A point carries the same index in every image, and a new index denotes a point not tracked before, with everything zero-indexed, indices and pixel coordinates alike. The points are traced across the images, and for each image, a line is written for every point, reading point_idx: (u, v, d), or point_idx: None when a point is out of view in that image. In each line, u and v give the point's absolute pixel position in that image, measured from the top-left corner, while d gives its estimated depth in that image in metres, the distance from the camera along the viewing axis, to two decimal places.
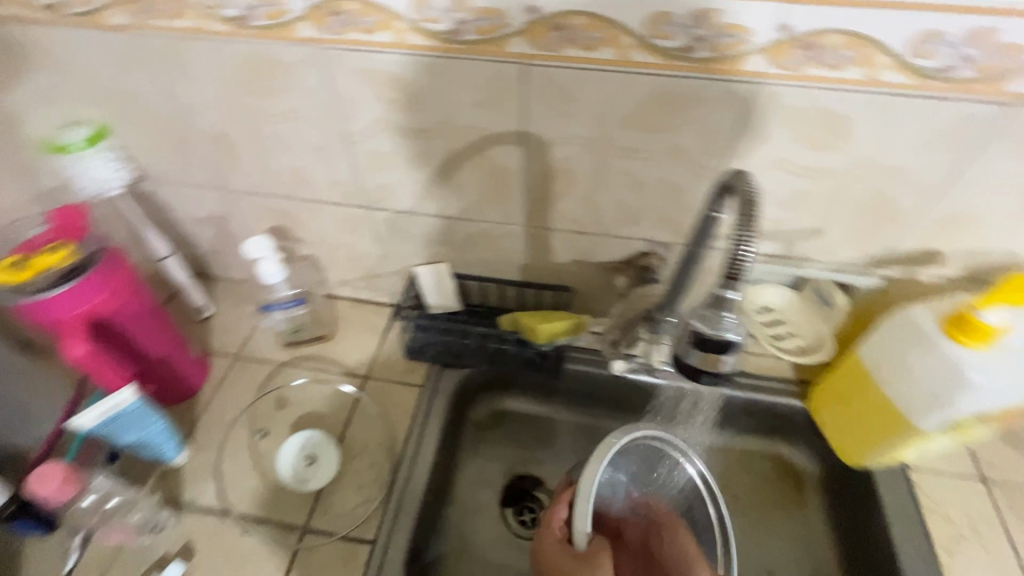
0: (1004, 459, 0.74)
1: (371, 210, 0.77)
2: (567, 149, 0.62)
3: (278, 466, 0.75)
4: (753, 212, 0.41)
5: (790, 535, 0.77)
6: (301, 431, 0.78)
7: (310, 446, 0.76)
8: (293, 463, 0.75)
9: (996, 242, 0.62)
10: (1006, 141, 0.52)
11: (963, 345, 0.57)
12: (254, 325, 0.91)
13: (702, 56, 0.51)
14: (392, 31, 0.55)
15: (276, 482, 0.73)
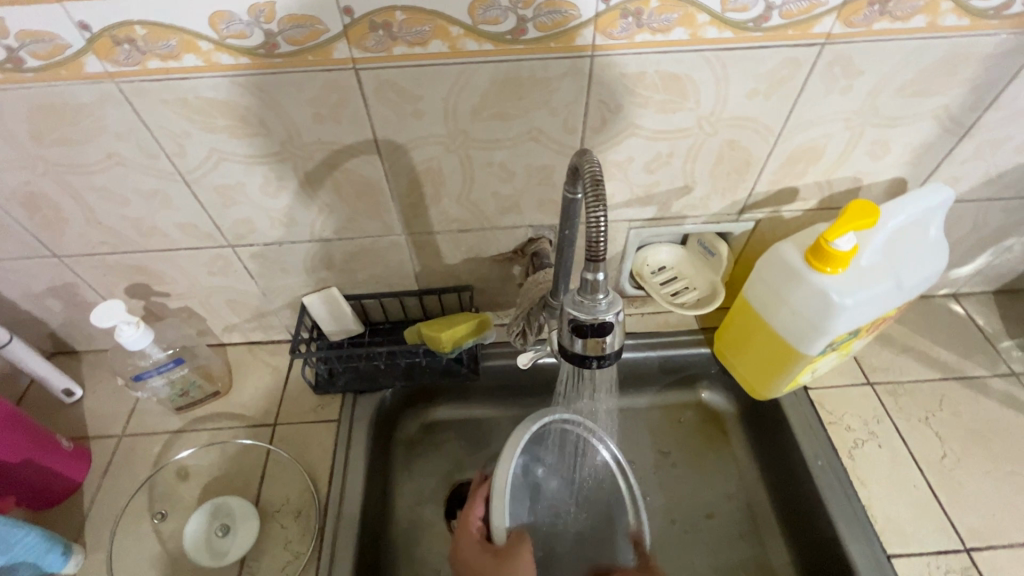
0: (883, 360, 0.82)
1: (236, 248, 0.70)
2: (427, 149, 0.60)
3: (188, 543, 0.67)
4: (600, 187, 0.40)
5: (724, 473, 0.80)
6: (213, 498, 0.70)
7: (223, 514, 0.69)
8: (205, 537, 0.67)
9: (840, 171, 0.66)
10: (826, 78, 0.55)
11: (828, 274, 0.60)
12: (134, 397, 0.81)
13: (533, 36, 0.50)
14: (197, 53, 0.49)
15: (189, 563, 0.66)
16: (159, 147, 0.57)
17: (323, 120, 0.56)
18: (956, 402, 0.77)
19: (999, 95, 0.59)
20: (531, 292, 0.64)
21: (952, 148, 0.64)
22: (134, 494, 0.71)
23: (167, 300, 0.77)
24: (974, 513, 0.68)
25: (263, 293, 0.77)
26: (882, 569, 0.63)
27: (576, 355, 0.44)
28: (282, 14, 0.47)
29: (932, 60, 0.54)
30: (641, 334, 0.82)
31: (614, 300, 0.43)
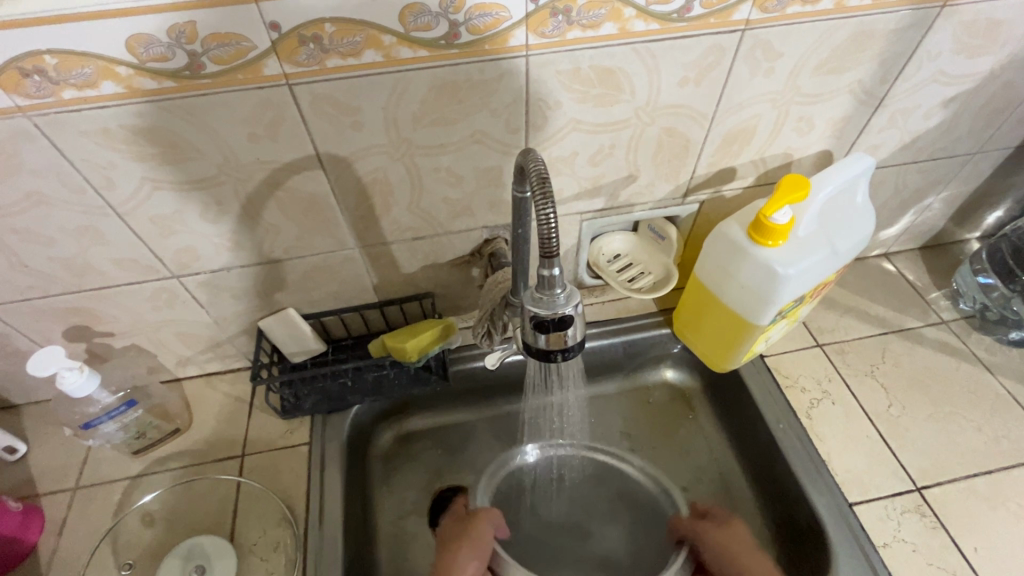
0: (829, 322, 0.87)
1: (181, 278, 0.67)
2: (372, 160, 0.59)
3: None
4: (546, 184, 0.41)
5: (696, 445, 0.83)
6: (187, 539, 0.67)
7: (196, 555, 0.66)
8: None
9: (771, 149, 0.70)
10: (749, 61, 0.58)
11: (770, 247, 0.64)
12: (85, 446, 0.76)
13: (466, 40, 0.50)
14: (116, 80, 0.47)
15: None
16: (85, 180, 0.54)
17: (260, 139, 0.54)
18: (897, 354, 0.83)
19: (905, 67, 0.63)
20: (492, 292, 0.63)
21: (868, 119, 0.69)
22: (97, 547, 0.67)
23: (111, 340, 0.73)
24: (921, 454, 0.73)
25: (215, 322, 0.74)
26: (846, 517, 0.67)
27: (540, 350, 0.45)
28: (204, 33, 0.45)
29: (843, 39, 0.58)
30: (604, 322, 0.84)
31: (571, 293, 0.45)
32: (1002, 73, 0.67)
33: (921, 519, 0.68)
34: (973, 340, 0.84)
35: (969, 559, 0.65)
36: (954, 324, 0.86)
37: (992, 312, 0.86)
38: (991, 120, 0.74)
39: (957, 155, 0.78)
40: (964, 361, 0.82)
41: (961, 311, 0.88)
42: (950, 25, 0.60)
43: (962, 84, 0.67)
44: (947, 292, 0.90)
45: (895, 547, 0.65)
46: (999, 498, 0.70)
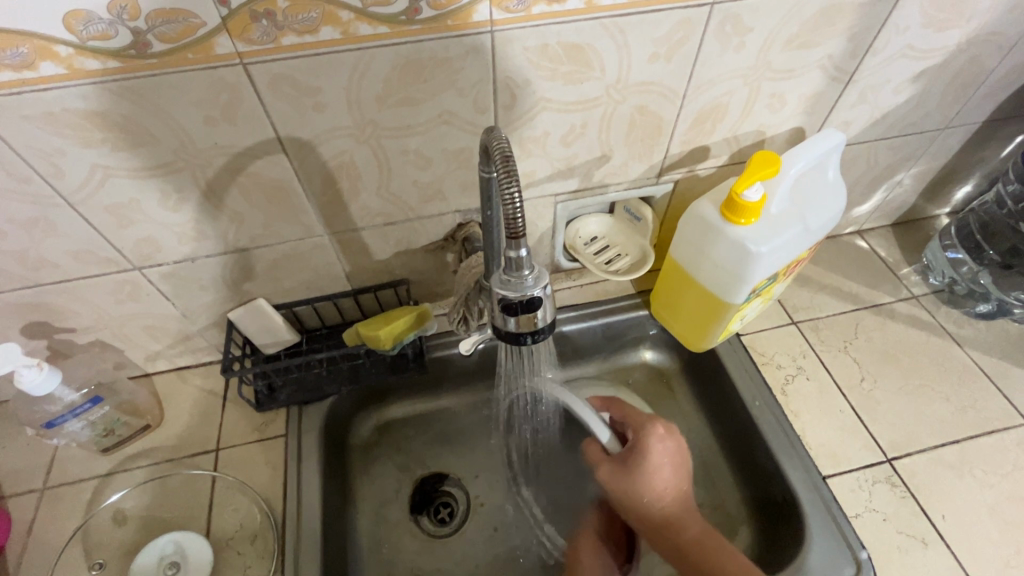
0: (804, 299, 0.88)
1: (143, 270, 0.64)
2: (337, 143, 0.57)
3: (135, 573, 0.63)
4: (510, 163, 0.39)
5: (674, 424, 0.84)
6: (161, 536, 0.66)
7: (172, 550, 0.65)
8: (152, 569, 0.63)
9: (744, 127, 0.69)
10: (720, 35, 0.57)
11: (743, 225, 0.64)
12: (51, 446, 0.74)
13: (428, 15, 0.49)
14: (56, 60, 0.44)
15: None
16: (31, 168, 0.51)
17: (216, 123, 0.52)
18: (869, 329, 0.84)
19: (874, 41, 0.63)
20: (466, 277, 0.63)
21: (840, 95, 0.69)
22: (66, 547, 0.65)
23: (74, 336, 0.70)
24: (892, 426, 0.75)
25: (182, 315, 0.72)
26: (820, 491, 0.68)
27: (511, 334, 0.45)
28: (148, 9, 0.43)
29: (813, 12, 0.58)
30: (582, 305, 0.84)
31: (540, 274, 0.44)
32: (970, 47, 0.67)
33: (892, 489, 0.69)
34: (942, 313, 0.86)
35: (937, 526, 0.67)
36: (925, 299, 0.88)
37: (960, 286, 0.88)
38: (959, 95, 0.74)
39: (926, 132, 0.79)
40: (934, 335, 0.84)
41: (931, 285, 0.89)
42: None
43: (930, 58, 0.67)
44: (918, 267, 0.92)
45: (867, 517, 0.67)
46: (966, 466, 0.71)
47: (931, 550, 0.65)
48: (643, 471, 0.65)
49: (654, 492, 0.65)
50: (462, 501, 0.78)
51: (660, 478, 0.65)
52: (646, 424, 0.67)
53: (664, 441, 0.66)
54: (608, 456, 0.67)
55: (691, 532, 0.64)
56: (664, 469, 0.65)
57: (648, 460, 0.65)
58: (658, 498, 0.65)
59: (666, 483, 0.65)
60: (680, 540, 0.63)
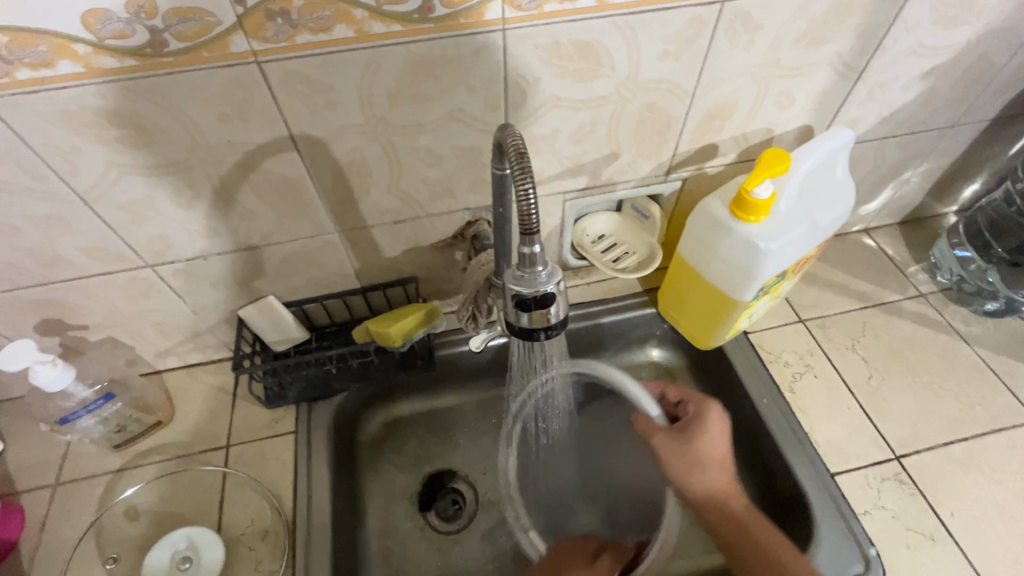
0: (811, 297, 0.88)
1: (155, 267, 0.65)
2: (349, 141, 0.58)
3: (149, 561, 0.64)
4: (525, 160, 0.40)
5: None
6: (173, 531, 0.66)
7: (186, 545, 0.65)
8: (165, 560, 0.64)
9: (753, 124, 0.69)
10: (729, 33, 0.57)
11: (752, 223, 0.64)
12: (63, 442, 0.74)
13: (441, 14, 0.49)
14: (74, 58, 0.45)
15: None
16: (47, 165, 0.52)
17: (230, 120, 0.53)
18: (876, 327, 0.84)
19: (883, 39, 0.63)
20: (476, 275, 0.63)
21: (848, 93, 0.69)
22: (80, 542, 0.66)
23: (87, 333, 0.71)
24: (900, 424, 0.75)
25: (193, 312, 0.72)
26: (828, 488, 0.68)
27: (523, 329, 0.45)
28: (165, 7, 0.43)
29: (823, 9, 0.58)
30: (589, 303, 0.84)
31: (553, 270, 0.44)
32: (980, 44, 0.67)
33: (900, 486, 0.69)
34: (949, 311, 0.86)
35: (945, 523, 0.67)
36: (932, 297, 0.88)
37: (969, 284, 0.88)
38: (968, 93, 0.74)
39: (934, 129, 0.79)
40: (941, 332, 0.84)
41: (938, 283, 0.89)
42: None
43: (940, 55, 0.67)
44: (926, 265, 0.92)
45: (875, 514, 0.67)
46: (974, 464, 0.71)
47: (940, 547, 0.65)
48: (703, 436, 0.66)
49: (708, 461, 0.65)
50: (472, 499, 0.79)
51: (715, 449, 0.66)
52: (703, 400, 0.70)
53: (719, 415, 0.68)
54: (662, 425, 0.68)
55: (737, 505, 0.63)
56: (719, 440, 0.66)
57: (705, 426, 0.66)
58: (713, 467, 0.65)
59: (720, 454, 0.66)
60: (727, 512, 0.62)
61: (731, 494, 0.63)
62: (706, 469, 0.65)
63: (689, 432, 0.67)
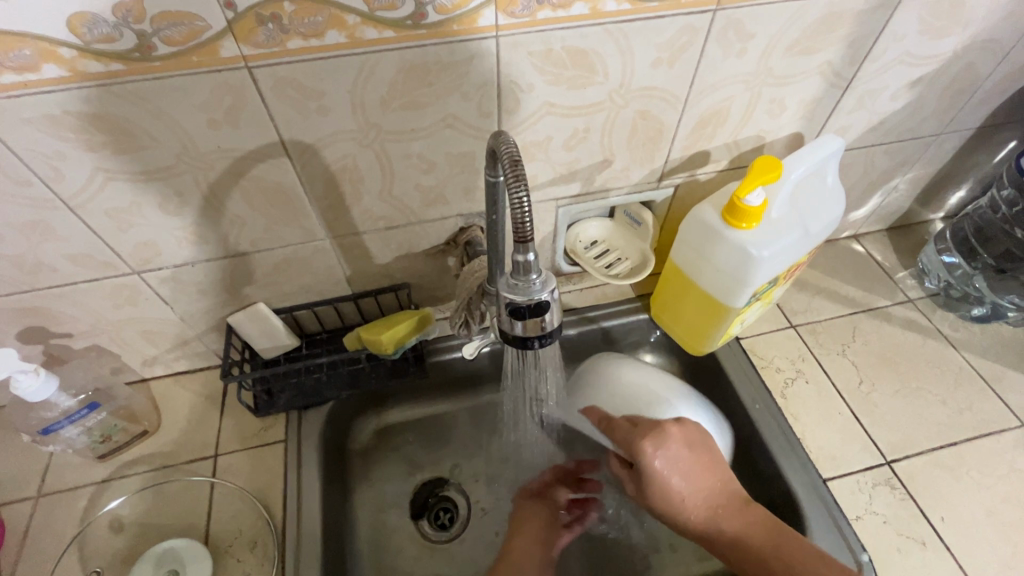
0: (802, 303, 0.88)
1: (142, 274, 0.64)
2: (340, 147, 0.57)
3: (163, 544, 0.65)
4: (518, 168, 0.39)
5: None
6: (167, 539, 0.65)
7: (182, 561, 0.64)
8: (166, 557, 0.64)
9: (744, 132, 0.70)
10: (721, 42, 0.58)
11: (744, 230, 0.64)
12: (45, 453, 0.73)
13: (434, 21, 0.49)
14: (58, 62, 0.44)
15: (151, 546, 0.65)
16: (30, 171, 0.51)
17: (220, 126, 0.52)
18: (866, 332, 0.85)
19: (872, 48, 0.64)
20: (469, 282, 0.63)
21: (837, 102, 0.70)
22: (62, 557, 0.64)
23: (70, 341, 0.69)
24: (890, 428, 0.75)
25: (181, 319, 0.71)
26: (821, 495, 0.68)
27: (517, 337, 0.45)
28: (153, 11, 0.43)
29: (813, 19, 0.58)
30: (581, 309, 0.84)
31: (547, 278, 0.44)
32: (965, 53, 0.68)
33: (891, 491, 0.70)
34: (937, 317, 0.87)
35: (936, 528, 0.68)
36: (921, 302, 0.89)
37: (956, 289, 0.89)
38: (954, 102, 0.75)
39: (922, 137, 0.80)
40: (929, 338, 0.85)
41: (926, 289, 0.90)
42: (915, 6, 0.60)
43: (927, 65, 0.68)
44: (914, 271, 0.93)
45: (867, 519, 0.67)
46: (963, 468, 0.72)
47: (930, 551, 0.66)
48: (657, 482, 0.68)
49: (675, 504, 0.69)
50: (464, 507, 0.78)
51: (676, 489, 0.68)
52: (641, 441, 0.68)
53: (659, 458, 0.67)
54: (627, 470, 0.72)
55: (728, 533, 0.66)
56: (673, 479, 0.68)
57: (653, 474, 0.68)
58: (681, 506, 0.69)
59: (683, 495, 0.68)
60: (713, 538, 0.68)
61: (716, 516, 0.68)
62: (680, 508, 0.69)
63: (649, 486, 0.69)
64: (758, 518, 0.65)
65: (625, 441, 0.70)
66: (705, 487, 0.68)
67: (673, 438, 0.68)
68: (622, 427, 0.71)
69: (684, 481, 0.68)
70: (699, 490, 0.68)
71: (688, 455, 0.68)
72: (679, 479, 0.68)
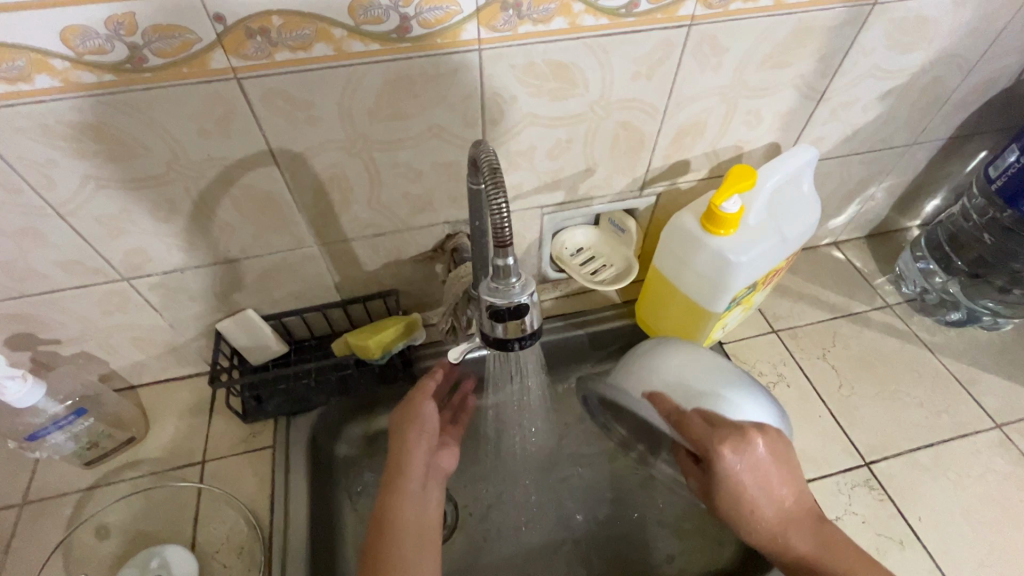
0: (784, 308, 0.90)
1: (131, 280, 0.64)
2: (329, 156, 0.58)
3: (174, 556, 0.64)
4: (498, 174, 0.41)
5: None
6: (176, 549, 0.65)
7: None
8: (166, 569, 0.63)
9: (722, 142, 0.72)
10: (697, 54, 0.60)
11: (722, 236, 0.66)
12: (31, 460, 0.73)
13: (419, 34, 0.51)
14: (52, 73, 0.45)
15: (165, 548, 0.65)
16: (22, 179, 0.52)
17: (210, 135, 0.53)
18: (846, 337, 0.87)
19: (842, 62, 0.66)
20: (455, 288, 0.66)
21: (812, 113, 0.72)
22: (47, 563, 0.64)
23: (59, 347, 0.69)
24: (869, 431, 0.77)
25: (170, 326, 0.72)
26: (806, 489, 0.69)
27: (498, 339, 0.46)
28: (145, 25, 0.44)
29: (785, 34, 0.61)
30: (567, 315, 0.85)
31: (527, 282, 0.45)
32: (933, 67, 0.71)
33: (870, 492, 0.71)
34: (914, 322, 0.89)
35: (914, 528, 0.69)
36: (898, 307, 0.91)
37: (931, 295, 0.92)
38: (924, 114, 0.78)
39: (895, 147, 0.83)
40: (907, 342, 0.87)
41: (903, 294, 0.93)
42: (882, 22, 0.63)
43: (896, 78, 0.71)
44: (891, 277, 0.95)
45: (847, 519, 0.69)
46: (939, 469, 0.74)
47: (908, 550, 0.67)
48: (731, 486, 0.61)
49: (743, 510, 0.62)
50: (452, 515, 0.77)
51: (752, 495, 0.61)
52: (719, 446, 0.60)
53: (737, 465, 0.59)
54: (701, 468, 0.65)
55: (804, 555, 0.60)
56: (751, 487, 0.60)
57: (731, 478, 0.60)
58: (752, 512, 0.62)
59: (756, 501, 0.61)
60: (786, 553, 0.61)
61: (786, 529, 0.61)
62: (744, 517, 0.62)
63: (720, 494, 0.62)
64: (830, 539, 0.60)
65: (699, 440, 0.62)
66: (783, 495, 0.61)
67: (757, 447, 0.60)
68: (695, 423, 0.63)
69: (760, 484, 0.60)
70: (777, 497, 0.61)
71: (768, 464, 0.60)
72: (756, 483, 0.60)
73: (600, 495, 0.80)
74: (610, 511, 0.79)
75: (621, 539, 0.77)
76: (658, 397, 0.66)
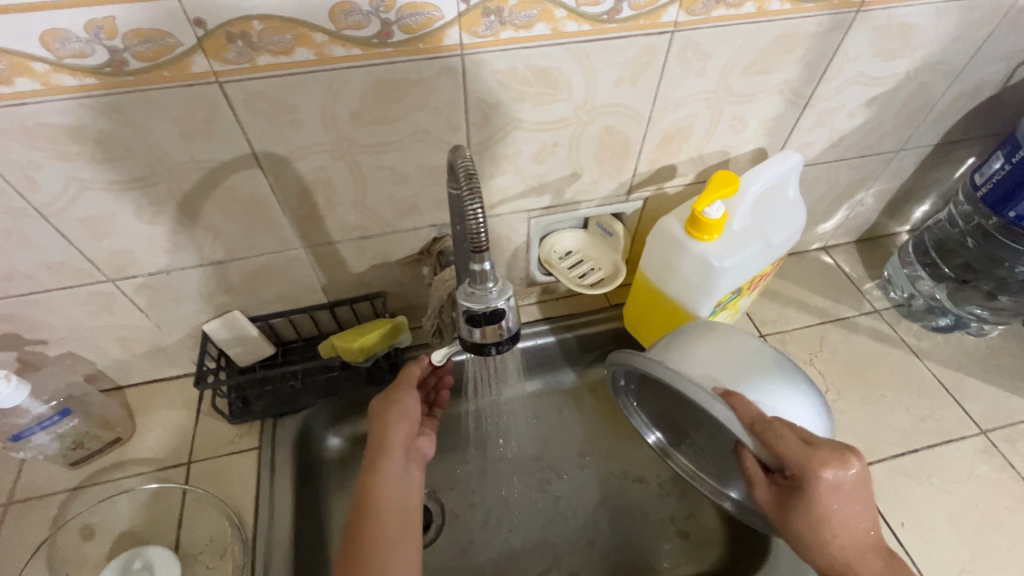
0: (772, 313, 0.90)
1: (116, 281, 0.65)
2: (313, 160, 0.59)
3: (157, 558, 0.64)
4: (474, 180, 0.42)
5: None
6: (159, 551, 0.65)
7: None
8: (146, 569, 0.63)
9: (709, 147, 0.72)
10: (681, 60, 0.60)
11: (706, 241, 0.66)
12: (17, 461, 0.73)
13: (401, 39, 0.51)
14: (33, 76, 0.45)
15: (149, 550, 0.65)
16: (5, 181, 0.52)
17: (193, 138, 0.53)
18: (834, 342, 0.87)
19: (827, 68, 0.67)
20: (439, 290, 0.66)
21: (797, 119, 0.72)
22: (30, 563, 0.64)
23: (45, 348, 0.70)
24: (855, 436, 0.77)
25: (156, 327, 0.72)
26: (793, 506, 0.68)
27: (475, 344, 0.46)
28: (125, 29, 0.44)
29: (768, 41, 0.61)
30: (555, 319, 0.86)
31: (504, 286, 0.46)
32: (918, 74, 0.71)
33: None
34: (902, 327, 0.90)
35: (896, 533, 0.69)
36: (886, 313, 0.91)
37: (919, 301, 0.91)
38: (910, 120, 0.78)
39: (883, 153, 0.83)
40: (895, 348, 0.87)
41: (891, 299, 0.93)
42: (866, 29, 0.63)
43: (881, 84, 0.71)
44: (880, 282, 0.95)
45: None
46: (924, 474, 0.74)
47: None
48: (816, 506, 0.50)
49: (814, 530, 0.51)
50: (438, 516, 0.77)
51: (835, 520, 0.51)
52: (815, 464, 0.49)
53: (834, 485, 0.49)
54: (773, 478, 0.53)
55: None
56: (838, 511, 0.50)
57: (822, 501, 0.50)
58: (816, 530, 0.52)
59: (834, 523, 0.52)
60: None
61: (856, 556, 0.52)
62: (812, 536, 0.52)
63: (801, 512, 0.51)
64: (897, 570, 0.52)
65: (795, 456, 0.50)
66: (864, 528, 0.52)
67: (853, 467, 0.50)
68: (788, 438, 0.50)
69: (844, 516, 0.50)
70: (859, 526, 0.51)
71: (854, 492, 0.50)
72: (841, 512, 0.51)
73: (590, 497, 0.79)
74: (601, 512, 0.78)
75: (611, 540, 0.76)
76: (732, 395, 0.55)
